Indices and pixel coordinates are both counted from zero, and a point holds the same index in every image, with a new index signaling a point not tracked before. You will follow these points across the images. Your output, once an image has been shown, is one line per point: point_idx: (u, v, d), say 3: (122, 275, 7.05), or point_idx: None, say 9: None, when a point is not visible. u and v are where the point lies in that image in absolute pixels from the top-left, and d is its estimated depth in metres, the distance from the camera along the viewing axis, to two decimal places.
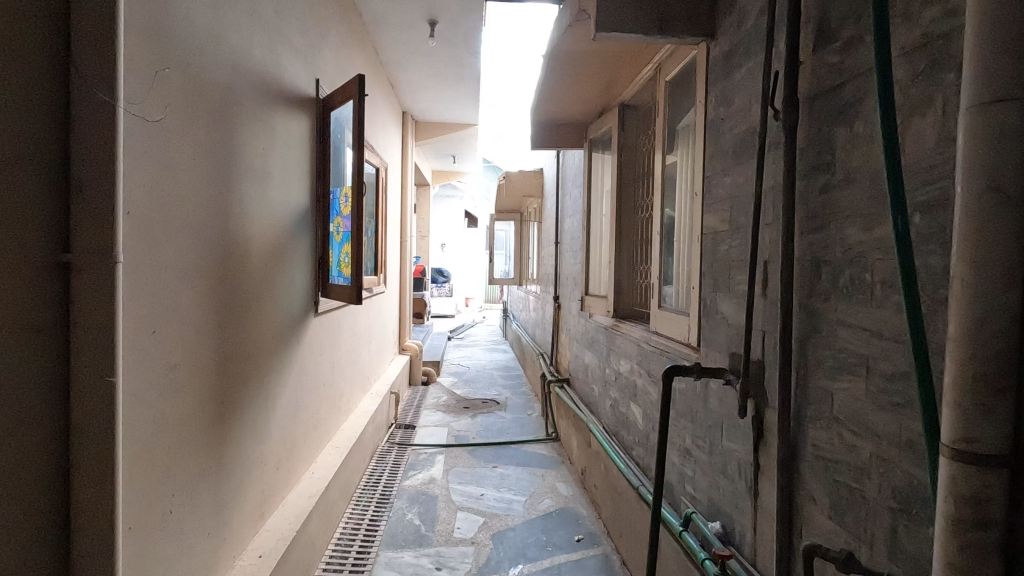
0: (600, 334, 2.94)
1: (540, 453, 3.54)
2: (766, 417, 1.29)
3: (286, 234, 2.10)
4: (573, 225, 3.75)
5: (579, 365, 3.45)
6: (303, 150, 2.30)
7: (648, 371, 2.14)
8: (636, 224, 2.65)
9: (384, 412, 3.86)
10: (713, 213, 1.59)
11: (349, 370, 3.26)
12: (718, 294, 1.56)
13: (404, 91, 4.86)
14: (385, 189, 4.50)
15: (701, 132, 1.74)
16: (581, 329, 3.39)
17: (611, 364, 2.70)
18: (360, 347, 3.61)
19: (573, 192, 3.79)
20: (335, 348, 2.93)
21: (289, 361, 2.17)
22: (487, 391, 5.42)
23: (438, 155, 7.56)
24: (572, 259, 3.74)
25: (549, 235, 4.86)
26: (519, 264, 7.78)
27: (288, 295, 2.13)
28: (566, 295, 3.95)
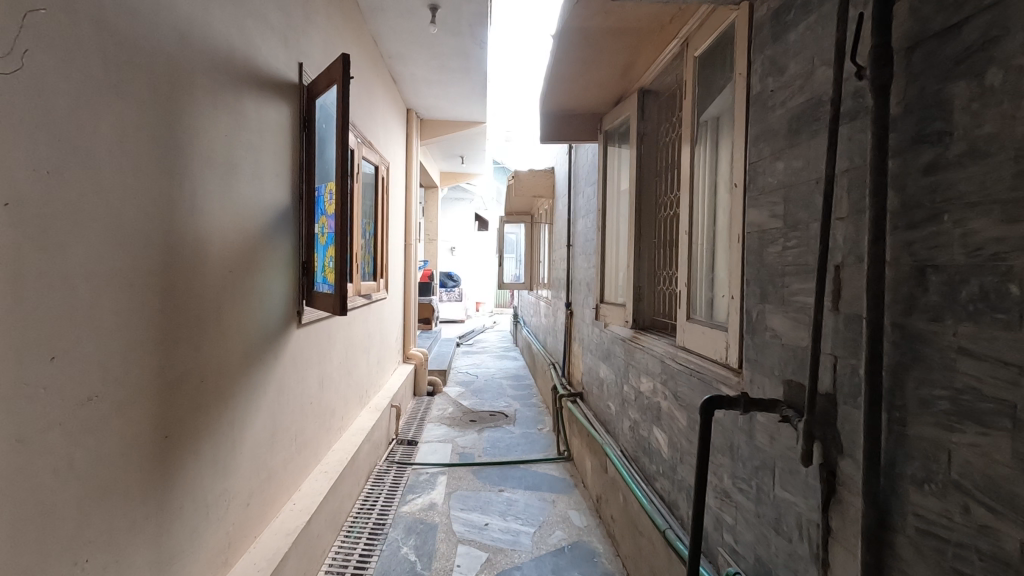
0: (617, 347, 2.64)
1: (551, 475, 3.24)
2: (840, 468, 1.00)
3: (260, 236, 1.84)
4: (587, 226, 3.47)
5: (594, 380, 3.15)
6: (281, 142, 2.05)
7: (675, 394, 1.85)
8: (658, 225, 2.36)
9: (382, 428, 3.59)
10: (758, 208, 1.31)
11: (342, 385, 3.00)
12: (767, 307, 1.27)
13: (408, 86, 4.61)
14: (386, 189, 4.25)
15: (741, 112, 1.45)
16: (596, 341, 3.09)
17: (631, 381, 2.40)
18: (357, 359, 3.35)
19: (586, 190, 3.50)
20: (325, 362, 2.66)
21: (264, 380, 1.91)
22: (495, 402, 5.13)
23: (446, 155, 7.31)
24: (586, 263, 3.46)
25: (561, 237, 4.58)
26: (530, 269, 7.50)
27: (263, 305, 1.87)
28: (579, 302, 3.66)
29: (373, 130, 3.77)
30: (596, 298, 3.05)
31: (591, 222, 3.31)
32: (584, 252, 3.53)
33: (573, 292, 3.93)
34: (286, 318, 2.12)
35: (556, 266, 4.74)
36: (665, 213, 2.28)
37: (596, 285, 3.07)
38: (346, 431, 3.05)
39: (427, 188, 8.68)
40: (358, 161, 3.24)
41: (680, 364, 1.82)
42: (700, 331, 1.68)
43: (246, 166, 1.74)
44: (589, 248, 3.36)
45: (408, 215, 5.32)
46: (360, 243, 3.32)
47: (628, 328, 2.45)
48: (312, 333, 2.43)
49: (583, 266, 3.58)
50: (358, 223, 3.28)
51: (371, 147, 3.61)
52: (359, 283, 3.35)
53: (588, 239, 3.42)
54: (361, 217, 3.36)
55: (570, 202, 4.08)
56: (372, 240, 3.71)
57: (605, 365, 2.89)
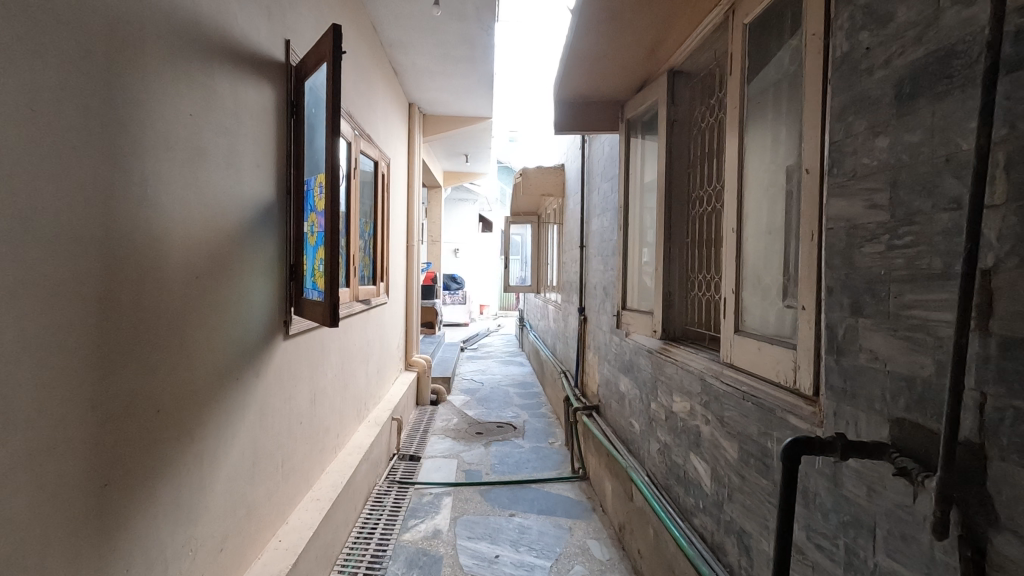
0: (642, 359, 2.38)
1: (566, 497, 2.98)
2: (996, 545, 0.73)
3: (238, 235, 1.59)
4: (603, 225, 3.20)
5: (613, 394, 2.88)
6: (264, 128, 1.79)
7: (722, 419, 1.58)
8: (691, 223, 2.10)
9: (382, 443, 3.33)
10: (847, 198, 1.04)
11: (338, 399, 2.74)
12: (862, 321, 1.00)
13: (409, 78, 4.36)
14: (387, 187, 3.99)
15: (815, 81, 1.19)
16: (616, 352, 2.82)
17: (660, 398, 2.13)
18: (353, 369, 3.08)
19: (603, 186, 3.24)
20: (318, 376, 2.40)
21: (244, 402, 1.65)
22: (502, 412, 4.87)
23: (449, 154, 7.06)
24: (603, 265, 3.18)
25: (572, 238, 4.31)
26: (537, 271, 7.22)
27: (240, 316, 1.61)
28: (594, 308, 3.39)
29: (373, 123, 3.51)
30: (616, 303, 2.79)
31: (609, 221, 3.04)
32: (600, 254, 3.26)
33: (587, 296, 3.66)
34: (271, 329, 1.86)
35: (567, 269, 4.47)
36: (701, 209, 2.01)
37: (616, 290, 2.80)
38: (341, 449, 2.79)
39: (430, 188, 8.42)
40: (354, 155, 2.98)
41: (727, 384, 1.55)
42: (756, 347, 1.42)
43: (220, 154, 1.49)
44: (606, 249, 3.10)
45: (410, 214, 5.05)
46: (357, 244, 3.06)
47: (656, 338, 2.18)
48: (302, 344, 2.17)
49: (598, 269, 3.31)
50: (355, 222, 3.02)
51: (371, 140, 3.35)
52: (357, 288, 3.09)
53: (604, 238, 3.15)
54: (359, 216, 3.10)
55: (583, 200, 3.81)
56: (372, 241, 3.45)
57: (627, 378, 2.62)
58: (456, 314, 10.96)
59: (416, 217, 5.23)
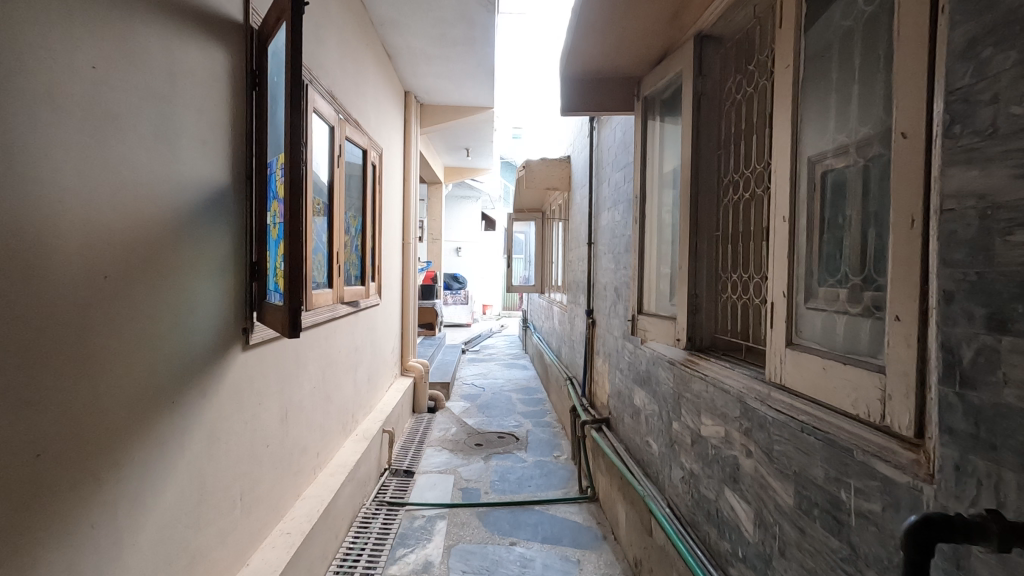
0: (662, 372, 2.07)
1: (573, 522, 2.68)
2: None
3: (175, 226, 1.29)
4: (614, 220, 2.89)
5: (627, 408, 2.58)
6: (217, 98, 1.50)
7: (771, 452, 1.27)
8: (721, 214, 1.79)
9: (370, 460, 3.03)
10: (978, 167, 0.74)
11: (318, 414, 2.45)
12: (1007, 343, 0.70)
13: (405, 63, 4.06)
14: (379, 179, 3.69)
15: (914, 16, 0.88)
16: (630, 361, 2.52)
17: (685, 418, 1.83)
18: (338, 379, 2.79)
19: (614, 177, 2.93)
20: (291, 389, 2.11)
21: (186, 429, 1.36)
22: (504, 420, 4.56)
23: (450, 147, 6.76)
24: (614, 264, 2.88)
25: (579, 234, 4.01)
26: (541, 270, 6.93)
27: (177, 324, 1.32)
28: (604, 310, 3.09)
29: (363, 109, 3.22)
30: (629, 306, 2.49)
31: (622, 215, 2.74)
32: (610, 252, 2.97)
33: (595, 297, 3.37)
34: (225, 338, 1.56)
35: (574, 269, 4.18)
36: (735, 197, 1.71)
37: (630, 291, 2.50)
38: (323, 468, 2.51)
39: (431, 184, 8.14)
40: (338, 141, 2.69)
41: (778, 409, 1.25)
42: (819, 367, 1.11)
43: (149, 124, 1.20)
44: (618, 246, 2.79)
45: (406, 210, 4.76)
46: (341, 240, 2.77)
47: (679, 348, 1.88)
48: (269, 354, 1.88)
49: (609, 267, 3.01)
50: (339, 217, 2.72)
51: (359, 128, 3.06)
52: (342, 289, 2.79)
53: (616, 234, 2.85)
54: (344, 209, 2.81)
55: (592, 194, 3.51)
56: (360, 238, 3.16)
57: (643, 392, 2.32)
58: (458, 314, 10.68)
59: (413, 213, 4.93)
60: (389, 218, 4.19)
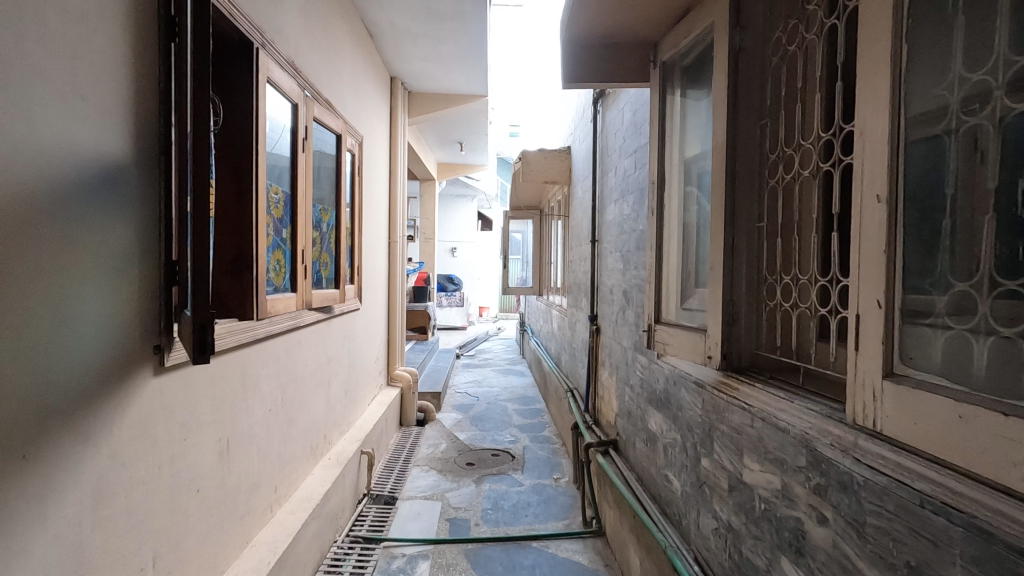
0: (687, 395, 1.71)
1: (577, 564, 2.30)
2: None
3: (22, 206, 0.92)
4: (623, 213, 2.52)
5: (640, 432, 2.21)
6: (107, 42, 1.13)
7: (862, 528, 0.91)
8: (767, 200, 1.42)
9: (344, 488, 2.66)
10: None
11: (276, 442, 2.07)
12: None
13: (389, 43, 3.69)
14: (359, 169, 3.32)
15: None
16: (644, 378, 2.15)
17: (719, 456, 1.46)
18: (306, 397, 2.42)
19: (622, 164, 2.56)
20: (234, 417, 1.73)
21: (50, 490, 0.99)
22: (499, 435, 4.19)
23: (442, 141, 6.39)
24: (623, 265, 2.52)
25: (581, 232, 3.64)
26: (539, 272, 6.56)
27: (28, 344, 0.94)
28: (611, 317, 2.72)
29: (337, 89, 2.85)
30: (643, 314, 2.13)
31: (632, 207, 2.37)
32: (619, 251, 2.59)
33: (600, 302, 3.00)
34: (124, 363, 1.19)
35: (575, 271, 3.81)
36: (787, 178, 1.34)
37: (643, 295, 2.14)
38: (283, 505, 2.13)
39: (424, 181, 7.76)
40: (302, 122, 2.32)
41: (875, 470, 0.89)
42: (953, 417, 0.74)
43: None
44: (628, 243, 2.42)
45: (393, 206, 4.38)
46: (307, 237, 2.39)
47: (711, 368, 1.51)
48: (199, 377, 1.50)
49: (616, 267, 2.63)
50: (304, 209, 2.35)
51: (332, 109, 2.69)
52: (308, 293, 2.41)
53: (625, 230, 2.48)
54: (311, 200, 2.44)
55: (597, 186, 3.13)
56: (334, 234, 2.79)
57: (661, 415, 1.95)
58: (454, 317, 10.30)
59: (401, 209, 4.56)
60: (372, 213, 3.82)
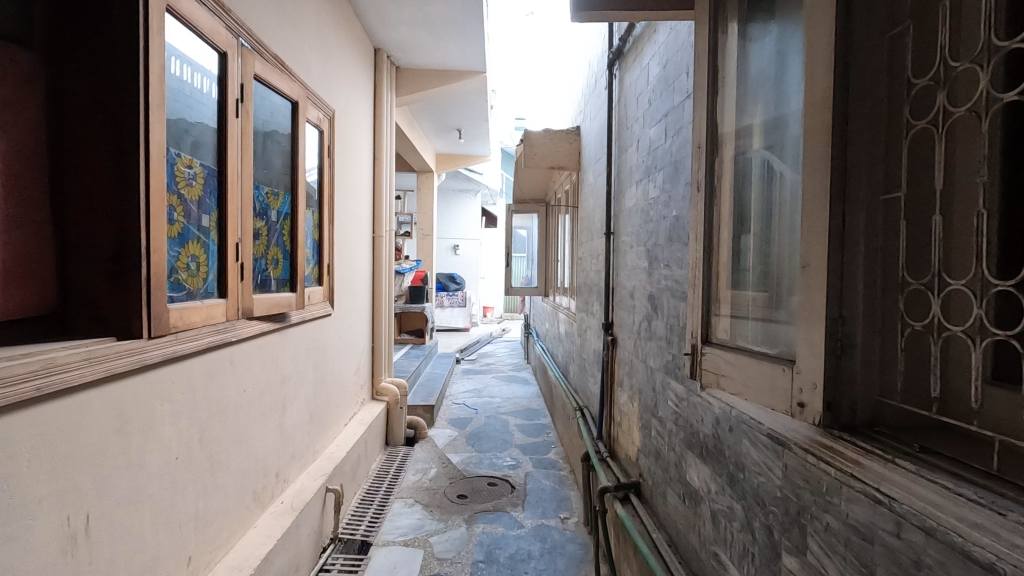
0: (753, 452, 1.17)
1: None
2: None
3: None
4: (649, 197, 1.98)
5: (674, 482, 1.68)
6: None
7: None
8: (902, 155, 0.88)
9: (300, 540, 2.15)
10: None
11: (189, 500, 1.56)
12: None
13: (368, 5, 3.18)
14: (329, 149, 2.80)
15: None
16: (680, 413, 1.63)
17: (820, 562, 0.93)
18: (244, 432, 1.90)
19: (647, 134, 2.03)
20: (103, 480, 1.22)
21: None
22: (497, 457, 3.66)
23: (438, 127, 5.88)
24: (648, 263, 1.98)
25: (592, 224, 3.11)
26: (545, 270, 6.03)
27: None
28: (632, 328, 2.18)
29: (295, 48, 2.33)
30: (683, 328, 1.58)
31: (663, 187, 1.82)
32: (642, 246, 2.06)
33: (616, 308, 2.46)
34: None
35: (586, 271, 3.29)
36: (954, 112, 0.79)
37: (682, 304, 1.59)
38: None
39: (420, 172, 7.26)
40: (235, 79, 1.80)
41: None
42: None
43: None
44: (656, 235, 1.89)
45: (377, 196, 3.86)
46: (245, 225, 1.87)
47: (806, 423, 0.97)
48: (17, 434, 0.99)
49: (640, 266, 2.09)
50: (238, 189, 1.83)
51: (285, 70, 2.17)
52: (247, 297, 1.89)
53: (652, 220, 1.93)
54: (251, 180, 1.91)
55: (613, 170, 2.59)
56: (290, 224, 2.26)
57: (706, 469, 1.42)
58: (455, 318, 9.79)
59: (388, 200, 4.04)
60: (350, 202, 3.30)
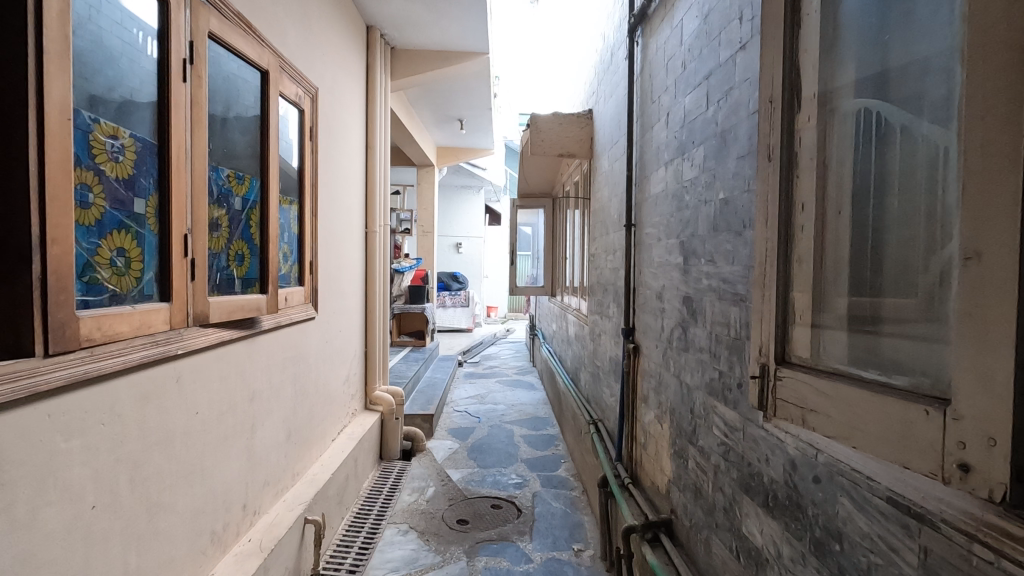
0: (859, 517, 0.85)
1: None
2: None
3: None
4: (685, 180, 1.65)
5: (721, 529, 1.35)
6: None
7: None
8: None
9: None
10: None
11: (114, 557, 1.23)
12: None
13: None
14: (311, 131, 2.48)
15: None
16: (732, 446, 1.30)
17: None
18: (197, 462, 1.58)
19: (681, 103, 1.70)
20: None
21: None
22: (501, 473, 3.33)
23: (439, 117, 5.57)
24: (682, 260, 1.65)
25: (608, 216, 2.78)
26: (551, 268, 5.71)
27: None
28: (662, 336, 1.85)
29: (266, 10, 2.00)
30: (742, 340, 1.25)
31: (706, 166, 1.49)
32: (675, 238, 1.72)
33: (640, 312, 2.13)
34: None
35: (600, 269, 2.96)
36: None
37: (739, 310, 1.26)
38: None
39: (420, 165, 7.00)
40: (182, 34, 1.48)
41: None
42: None
43: None
44: (695, 225, 1.55)
45: (370, 188, 3.53)
46: (197, 213, 1.55)
47: (974, 497, 0.64)
48: None
49: (672, 263, 1.76)
50: (186, 169, 1.50)
51: (252, 33, 1.84)
52: (200, 299, 1.57)
53: (689, 207, 1.60)
54: (206, 159, 1.59)
55: (635, 153, 2.27)
56: (260, 215, 1.93)
57: (775, 524, 1.09)
58: (458, 318, 9.48)
59: (382, 192, 3.71)
60: (339, 193, 2.97)
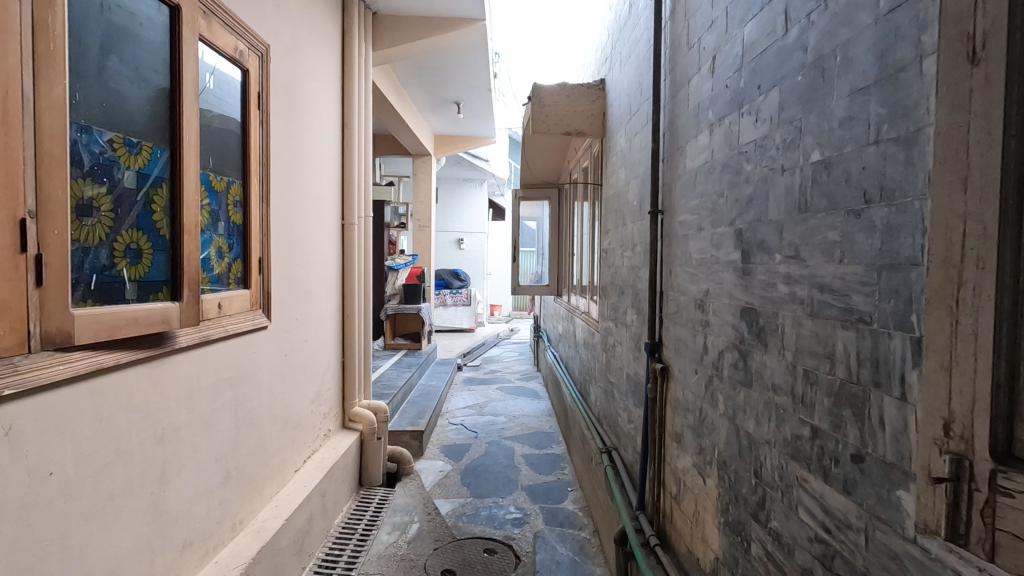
0: None
1: None
2: None
3: None
4: (744, 144, 1.17)
5: None
6: None
7: None
8: None
9: None
10: None
11: None
12: None
13: None
14: (258, 98, 2.00)
15: None
16: (837, 550, 0.83)
17: None
18: (54, 541, 1.12)
19: (737, 36, 1.22)
20: None
21: None
22: (498, 505, 2.86)
23: (434, 100, 5.10)
24: (740, 258, 1.17)
25: (625, 203, 2.31)
26: (557, 265, 5.24)
27: None
28: (704, 359, 1.38)
29: None
30: (866, 388, 0.77)
31: (782, 119, 1.01)
32: (728, 227, 1.24)
33: (670, 325, 1.66)
34: None
35: (615, 268, 2.47)
36: None
37: (861, 338, 0.78)
38: None
39: (416, 155, 6.54)
40: None
41: None
42: None
43: None
44: (763, 206, 1.08)
45: (346, 174, 3.07)
46: (50, 189, 1.08)
47: None
48: None
49: (722, 261, 1.27)
50: (25, 125, 1.04)
51: None
52: (54, 312, 1.10)
53: (754, 181, 1.12)
54: (65, 112, 1.12)
55: (662, 120, 1.79)
56: (170, 196, 1.46)
57: None
58: (459, 318, 9.02)
59: (363, 179, 3.24)
60: (305, 177, 2.51)
